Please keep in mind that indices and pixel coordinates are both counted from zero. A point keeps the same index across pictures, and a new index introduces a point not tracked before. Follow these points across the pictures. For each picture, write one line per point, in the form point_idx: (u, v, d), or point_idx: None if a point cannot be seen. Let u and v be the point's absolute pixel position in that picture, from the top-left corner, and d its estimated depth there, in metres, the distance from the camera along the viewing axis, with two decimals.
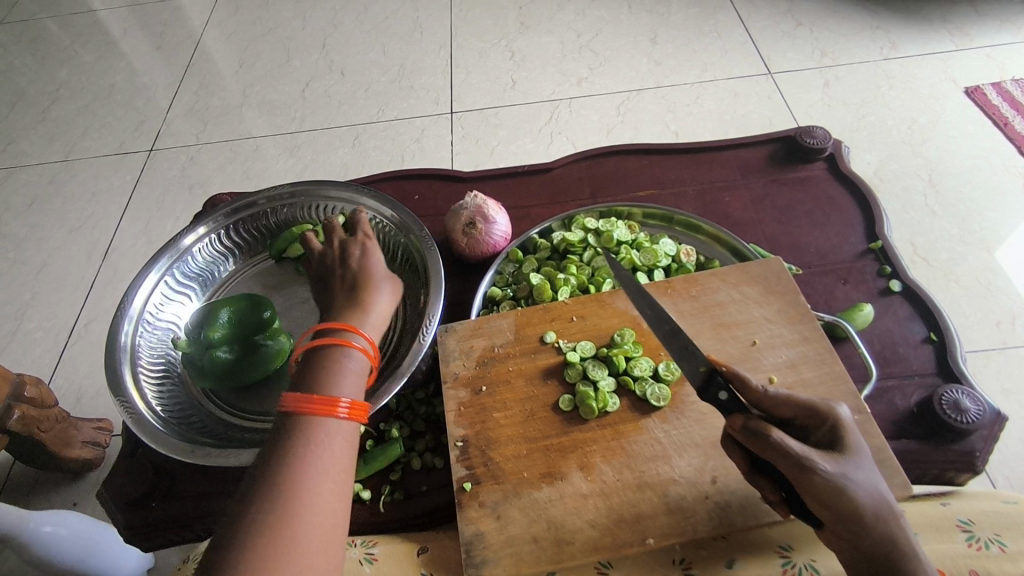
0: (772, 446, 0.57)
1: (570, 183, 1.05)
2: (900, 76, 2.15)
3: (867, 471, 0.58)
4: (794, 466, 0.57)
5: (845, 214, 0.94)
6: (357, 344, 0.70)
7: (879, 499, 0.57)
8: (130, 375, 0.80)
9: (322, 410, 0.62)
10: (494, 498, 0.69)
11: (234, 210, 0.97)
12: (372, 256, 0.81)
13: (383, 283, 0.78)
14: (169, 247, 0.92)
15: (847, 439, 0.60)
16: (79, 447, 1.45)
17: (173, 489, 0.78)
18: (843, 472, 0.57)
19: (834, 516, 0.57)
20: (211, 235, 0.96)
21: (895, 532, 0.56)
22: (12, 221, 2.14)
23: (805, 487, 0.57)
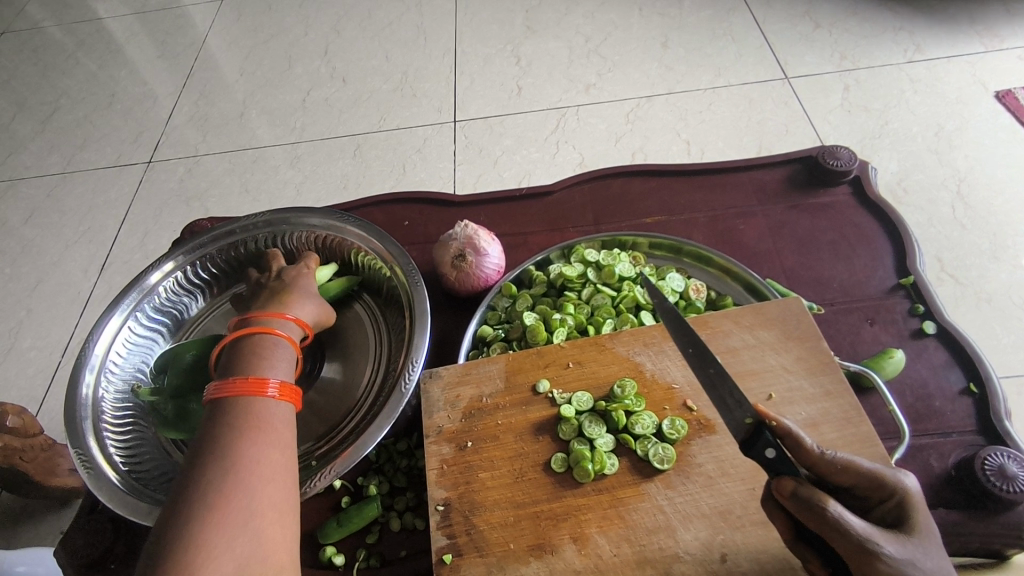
0: (827, 517, 0.51)
1: (571, 208, 0.97)
2: (924, 80, 2.04)
3: (937, 559, 0.51)
4: (851, 539, 0.50)
5: (872, 245, 0.85)
6: (281, 334, 0.69)
7: None
8: (92, 432, 0.75)
9: (251, 386, 0.60)
10: (476, 573, 0.61)
11: (204, 243, 0.92)
12: (306, 274, 0.83)
13: (310, 293, 0.80)
14: (133, 288, 0.86)
15: (912, 517, 0.54)
16: (64, 475, 1.41)
17: (135, 551, 0.73)
18: (910, 557, 0.50)
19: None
20: (178, 271, 0.90)
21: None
22: (11, 235, 2.11)
23: (864, 573, 0.50)
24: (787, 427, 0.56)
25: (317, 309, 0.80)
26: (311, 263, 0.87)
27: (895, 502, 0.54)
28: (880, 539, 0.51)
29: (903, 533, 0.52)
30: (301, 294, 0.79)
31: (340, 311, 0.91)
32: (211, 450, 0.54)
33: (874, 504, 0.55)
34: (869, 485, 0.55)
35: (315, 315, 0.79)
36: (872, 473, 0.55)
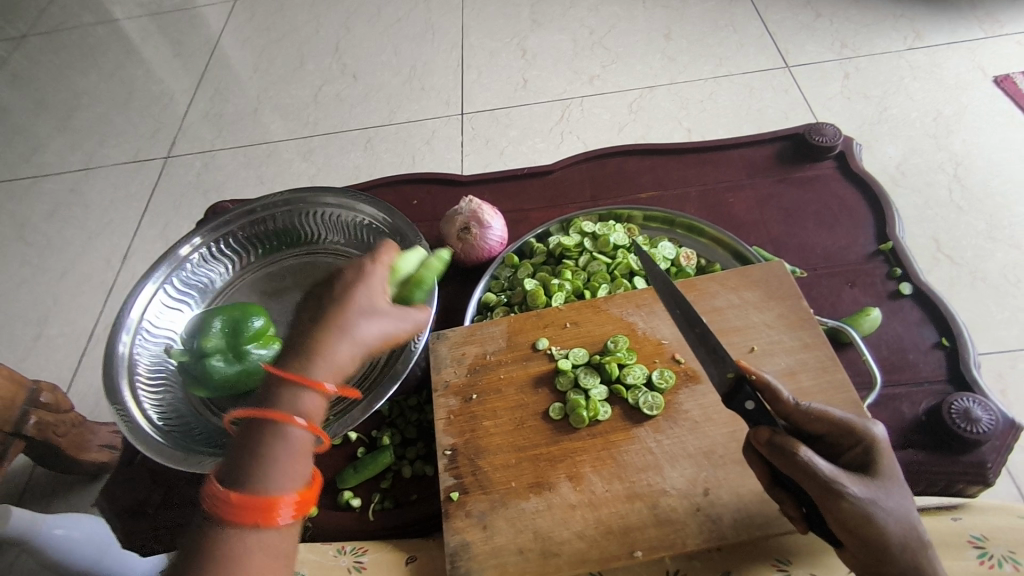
0: (800, 466, 0.55)
1: (571, 185, 1.03)
2: (924, 67, 2.07)
3: (899, 498, 0.56)
4: (822, 488, 0.55)
5: (855, 215, 0.90)
6: (300, 420, 0.55)
7: (910, 528, 0.55)
8: (127, 388, 0.81)
9: (254, 515, 0.50)
10: (481, 508, 0.68)
11: (230, 220, 0.98)
12: (366, 291, 0.62)
13: (362, 324, 0.61)
14: (165, 259, 0.93)
15: (880, 461, 0.58)
16: (95, 450, 1.49)
17: (169, 498, 0.79)
18: (873, 497, 0.55)
19: (863, 540, 0.55)
20: (207, 245, 0.97)
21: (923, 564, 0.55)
22: (36, 228, 2.20)
23: (830, 509, 0.55)
24: (766, 381, 0.61)
25: (381, 335, 0.62)
26: (381, 259, 0.65)
27: (864, 450, 0.58)
28: (847, 481, 0.55)
29: (869, 475, 0.57)
30: (356, 328, 0.60)
31: None
32: (197, 549, 0.50)
33: (845, 449, 0.59)
34: (841, 433, 0.59)
35: (372, 344, 0.61)
36: (842, 421, 0.58)
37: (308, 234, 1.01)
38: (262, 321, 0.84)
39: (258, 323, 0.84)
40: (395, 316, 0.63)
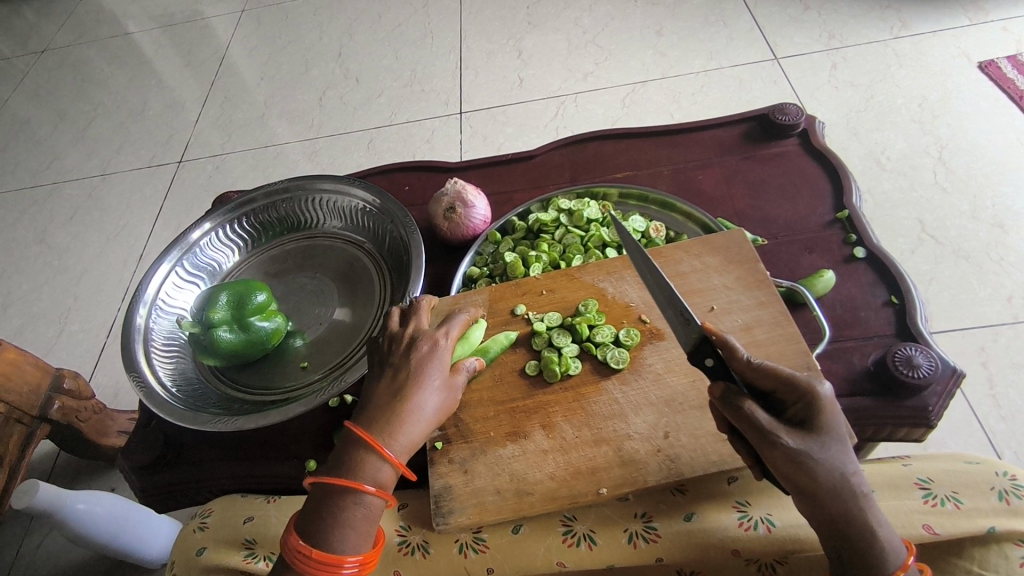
0: (740, 414, 0.60)
1: (552, 168, 1.10)
2: (910, 55, 2.12)
3: (835, 452, 0.59)
4: (759, 438, 0.59)
5: (815, 188, 0.96)
6: (372, 490, 0.63)
7: (843, 479, 0.58)
8: (143, 356, 0.90)
9: (328, 568, 0.60)
10: (462, 455, 0.74)
11: (238, 206, 1.06)
12: (436, 367, 0.71)
13: (429, 400, 0.69)
14: (178, 241, 1.01)
15: (823, 416, 0.60)
16: (114, 436, 1.58)
17: (179, 457, 0.87)
18: (807, 448, 0.58)
19: (798, 487, 0.59)
20: (216, 229, 1.05)
21: (854, 511, 0.58)
22: (57, 232, 2.31)
23: (768, 456, 0.60)
24: (722, 341, 0.64)
25: (441, 408, 0.70)
26: (450, 335, 0.74)
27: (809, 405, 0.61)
28: (782, 433, 0.58)
29: (807, 429, 0.59)
30: (424, 404, 0.69)
31: (350, 262, 1.04)
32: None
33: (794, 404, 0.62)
34: (788, 388, 0.62)
35: (433, 416, 0.70)
36: (788, 378, 0.61)
37: (309, 219, 1.09)
38: (263, 296, 0.91)
39: (261, 299, 0.91)
40: (455, 390, 0.72)
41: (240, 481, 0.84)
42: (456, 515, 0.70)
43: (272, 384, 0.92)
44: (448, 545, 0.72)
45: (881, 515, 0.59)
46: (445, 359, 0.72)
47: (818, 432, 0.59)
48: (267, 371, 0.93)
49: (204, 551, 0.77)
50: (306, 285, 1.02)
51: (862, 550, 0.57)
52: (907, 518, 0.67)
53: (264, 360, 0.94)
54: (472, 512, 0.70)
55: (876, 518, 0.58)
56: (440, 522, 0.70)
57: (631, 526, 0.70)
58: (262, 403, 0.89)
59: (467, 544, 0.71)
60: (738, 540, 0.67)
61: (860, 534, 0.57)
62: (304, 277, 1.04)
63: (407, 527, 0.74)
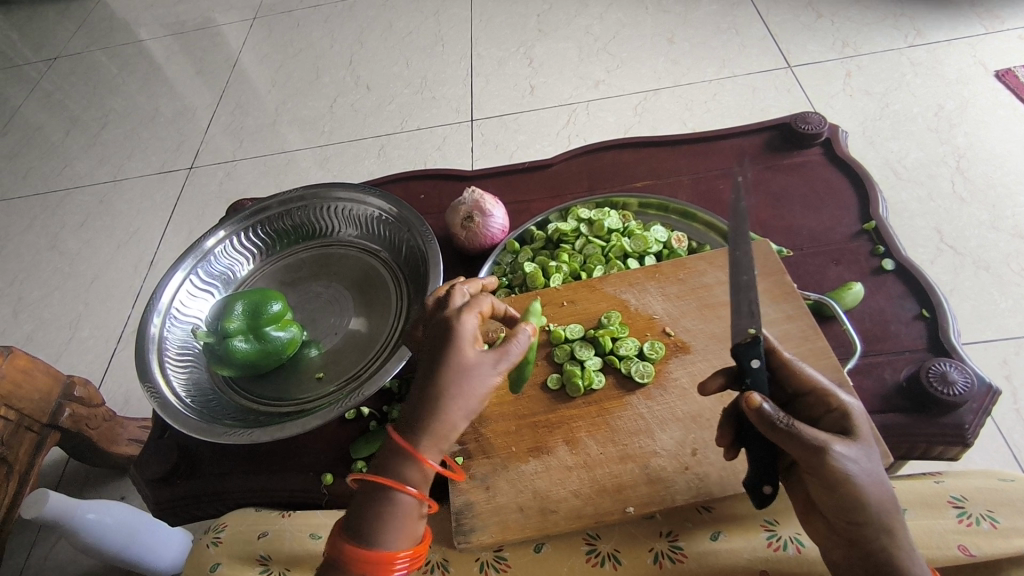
0: (790, 434, 0.55)
1: (569, 177, 1.08)
2: (925, 63, 2.10)
3: (875, 459, 0.58)
4: (806, 453, 0.56)
5: (840, 198, 0.94)
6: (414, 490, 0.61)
7: (884, 488, 0.57)
8: (157, 366, 0.89)
9: (379, 569, 0.59)
10: (483, 471, 0.72)
11: (252, 214, 1.05)
12: (470, 340, 0.64)
13: (476, 375, 0.63)
14: (192, 250, 1.00)
15: (857, 428, 0.59)
16: (125, 444, 1.58)
17: (195, 469, 0.85)
18: (855, 458, 0.56)
19: (837, 501, 0.57)
20: (230, 237, 1.04)
21: (893, 523, 0.57)
22: (68, 237, 2.32)
23: (815, 468, 0.56)
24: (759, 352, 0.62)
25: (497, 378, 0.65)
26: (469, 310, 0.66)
27: (841, 415, 0.59)
28: (835, 442, 0.56)
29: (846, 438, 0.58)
30: (474, 380, 0.63)
31: (366, 271, 1.03)
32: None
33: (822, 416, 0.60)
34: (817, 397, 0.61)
35: (466, 397, 0.62)
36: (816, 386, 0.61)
37: (326, 227, 1.07)
38: (279, 305, 0.90)
39: (276, 307, 0.89)
40: (509, 354, 0.65)
41: (257, 494, 0.83)
42: (478, 533, 0.68)
43: (287, 394, 0.91)
44: (468, 564, 0.70)
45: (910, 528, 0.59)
46: (464, 334, 0.64)
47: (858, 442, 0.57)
48: (281, 381, 0.92)
49: (218, 566, 0.75)
50: (321, 293, 1.01)
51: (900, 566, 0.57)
52: (941, 538, 0.64)
53: (279, 370, 0.93)
54: (495, 530, 0.68)
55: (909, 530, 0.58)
56: (460, 539, 0.68)
57: (656, 545, 0.68)
58: (278, 414, 0.89)
59: (488, 563, 0.70)
60: (769, 562, 0.65)
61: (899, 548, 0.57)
62: (318, 286, 1.02)
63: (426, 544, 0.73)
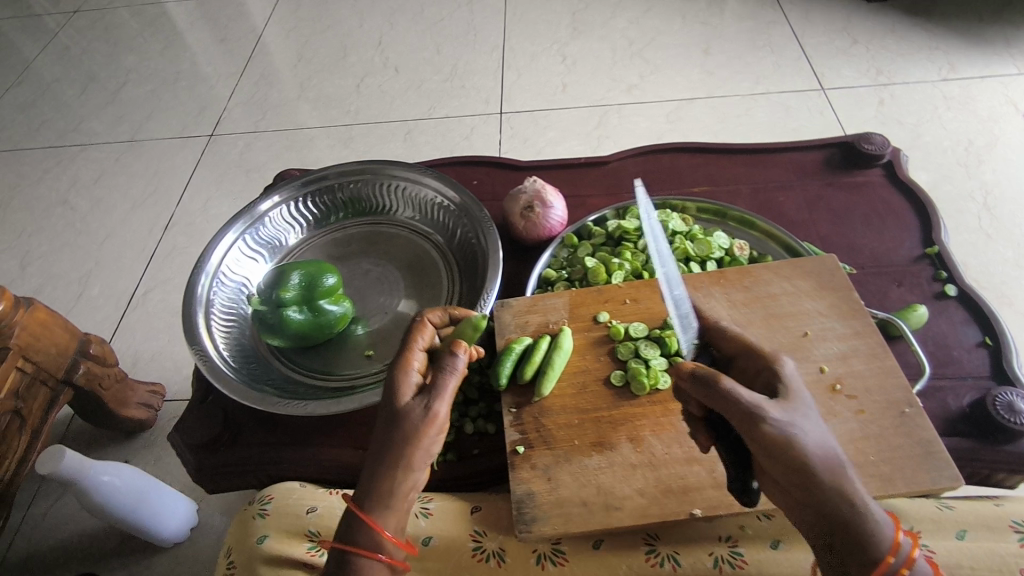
0: (715, 389, 0.58)
1: (626, 176, 1.08)
2: (957, 98, 2.12)
3: (814, 423, 0.58)
4: (733, 408, 0.57)
5: (902, 220, 0.94)
6: (382, 556, 0.67)
7: (827, 453, 0.57)
8: (204, 327, 0.88)
9: None
10: (545, 462, 0.72)
11: (310, 182, 1.02)
12: (404, 390, 0.71)
13: (410, 422, 0.69)
14: (247, 212, 0.98)
15: (790, 389, 0.61)
16: (134, 407, 1.56)
17: (239, 437, 0.84)
18: (790, 423, 0.57)
19: (784, 461, 0.56)
20: (284, 204, 1.02)
21: (838, 484, 0.56)
22: (80, 194, 2.28)
23: (753, 435, 0.57)
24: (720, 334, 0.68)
25: (438, 412, 0.70)
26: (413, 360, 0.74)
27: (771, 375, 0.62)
28: (767, 407, 0.57)
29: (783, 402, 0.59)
30: (411, 426, 0.69)
31: (416, 253, 1.01)
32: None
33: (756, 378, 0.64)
34: (753, 360, 0.65)
35: (404, 440, 0.68)
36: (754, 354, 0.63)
37: (382, 204, 1.05)
38: (334, 278, 0.88)
39: (331, 282, 0.88)
40: (447, 390, 0.71)
41: (303, 467, 0.82)
42: (541, 524, 0.68)
43: (333, 368, 0.90)
44: (526, 555, 0.70)
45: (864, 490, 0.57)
46: (402, 383, 0.71)
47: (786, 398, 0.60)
48: (328, 354, 0.91)
49: (266, 540, 0.75)
50: (371, 271, 1.00)
51: (853, 526, 0.55)
52: (1005, 562, 0.64)
53: (327, 344, 0.92)
54: (557, 522, 0.68)
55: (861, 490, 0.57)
56: (522, 529, 0.68)
57: (717, 550, 0.68)
58: (324, 388, 0.87)
59: (545, 556, 0.70)
60: None
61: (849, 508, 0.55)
62: (368, 263, 1.01)
63: (482, 532, 0.73)
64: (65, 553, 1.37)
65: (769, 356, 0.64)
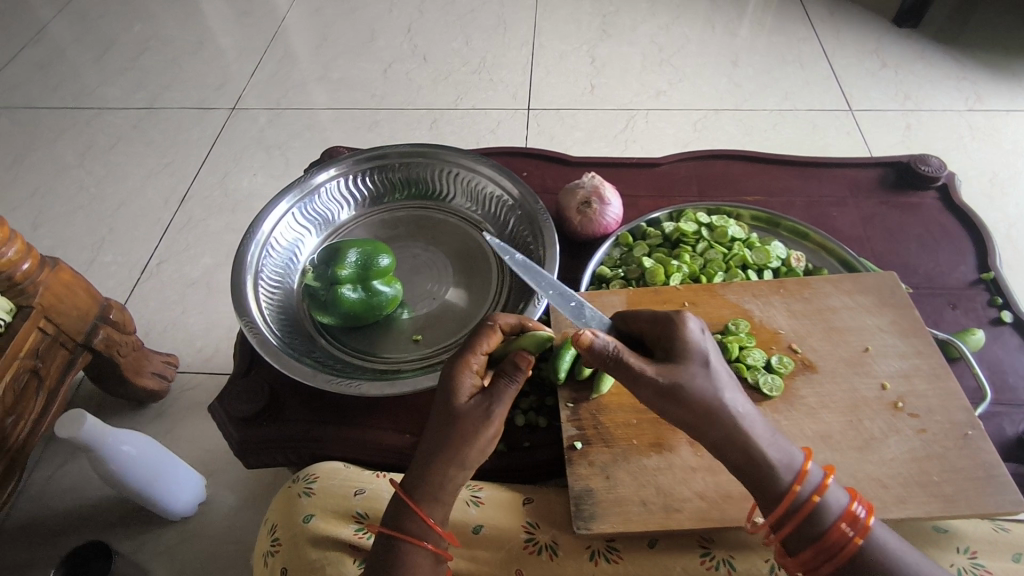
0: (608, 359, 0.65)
1: (677, 179, 1.07)
2: (984, 129, 2.14)
3: (700, 376, 0.63)
4: (626, 373, 0.65)
5: (957, 243, 0.95)
6: (428, 544, 0.67)
7: (715, 404, 0.62)
8: (251, 293, 0.86)
9: None
10: (603, 459, 0.72)
11: (368, 159, 1.01)
12: (462, 389, 0.69)
13: (469, 423, 0.68)
14: (303, 181, 0.97)
15: (682, 344, 0.65)
16: (148, 377, 1.52)
17: (282, 413, 0.83)
18: (672, 380, 0.63)
19: (680, 415, 0.63)
20: (340, 178, 1.00)
21: (732, 433, 0.62)
22: (96, 158, 2.24)
23: (643, 392, 0.65)
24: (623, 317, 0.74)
25: (497, 417, 0.68)
26: (472, 360, 0.71)
27: (669, 337, 0.66)
28: (646, 368, 0.64)
29: (671, 359, 0.65)
30: (469, 428, 0.67)
31: (465, 241, 1.00)
32: None
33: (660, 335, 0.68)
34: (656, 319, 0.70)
35: (460, 441, 0.67)
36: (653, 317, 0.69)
37: (437, 189, 1.03)
38: (388, 260, 0.88)
39: (385, 262, 0.87)
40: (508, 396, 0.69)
41: (347, 447, 0.81)
42: (599, 521, 0.68)
43: (378, 350, 0.88)
44: (579, 550, 0.70)
45: (765, 435, 0.62)
46: (462, 384, 0.69)
47: (677, 359, 0.64)
48: (373, 336, 0.90)
49: (312, 518, 0.74)
50: (419, 256, 0.99)
51: (750, 465, 0.61)
52: None
53: (372, 326, 0.90)
54: (616, 520, 0.68)
55: (758, 437, 0.61)
56: (580, 525, 0.68)
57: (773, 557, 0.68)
58: (368, 370, 0.86)
59: (599, 552, 0.70)
60: None
61: (745, 451, 0.61)
62: (416, 248, 1.00)
63: (535, 524, 0.73)
64: (67, 520, 1.33)
65: (672, 314, 0.69)
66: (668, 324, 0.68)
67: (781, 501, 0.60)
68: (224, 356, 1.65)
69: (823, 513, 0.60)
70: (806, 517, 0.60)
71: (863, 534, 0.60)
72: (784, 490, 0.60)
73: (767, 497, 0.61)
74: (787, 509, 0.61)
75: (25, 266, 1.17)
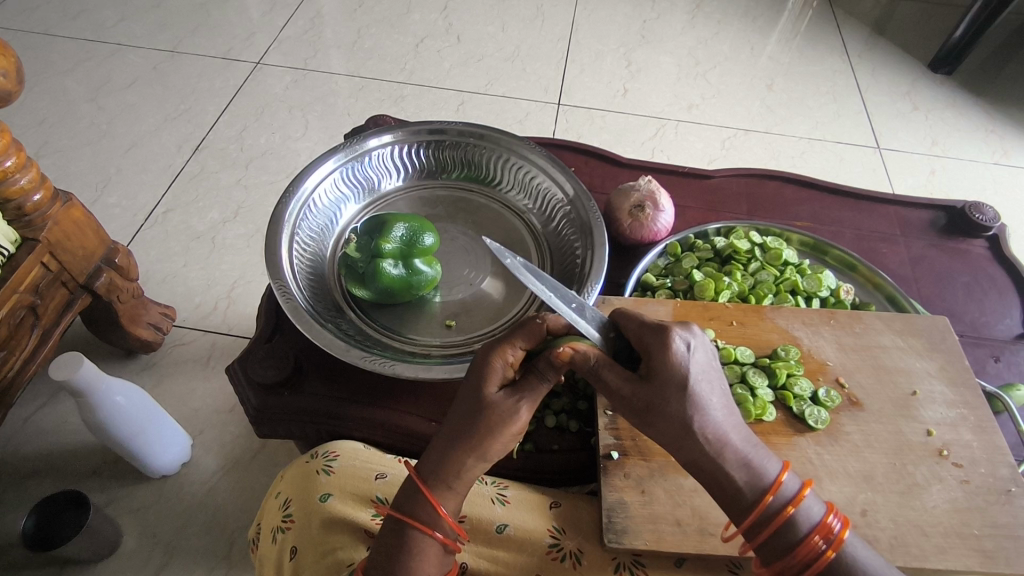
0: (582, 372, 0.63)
1: (727, 195, 1.04)
2: (1005, 184, 2.15)
3: (670, 400, 0.58)
4: (602, 385, 0.63)
5: (1002, 297, 0.94)
6: (438, 534, 0.64)
7: (683, 430, 0.58)
8: (285, 251, 0.82)
9: None
10: (639, 473, 0.69)
11: (422, 131, 0.97)
12: (494, 378, 0.64)
13: (494, 415, 0.62)
14: (355, 143, 0.93)
15: (659, 365, 0.59)
16: (144, 327, 1.44)
17: (303, 384, 0.80)
18: (641, 401, 0.60)
19: (651, 430, 0.61)
20: (392, 146, 0.96)
21: (701, 456, 0.59)
22: (109, 94, 2.15)
23: (617, 403, 0.63)
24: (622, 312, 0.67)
25: (525, 413, 0.63)
26: (507, 351, 0.64)
27: (651, 353, 0.61)
28: (618, 387, 0.61)
29: (645, 379, 0.60)
30: (494, 420, 0.62)
31: (508, 230, 0.96)
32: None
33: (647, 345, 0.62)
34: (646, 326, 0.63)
35: (482, 432, 0.62)
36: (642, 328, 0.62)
37: (486, 173, 0.99)
38: (432, 240, 0.86)
39: (429, 242, 0.85)
40: (537, 394, 0.64)
41: (369, 426, 0.78)
42: (631, 536, 0.65)
43: (408, 331, 0.85)
44: (604, 562, 0.68)
45: (735, 462, 0.58)
46: (494, 373, 0.64)
47: (655, 379, 0.59)
48: (405, 315, 0.86)
49: (329, 498, 0.71)
50: (458, 238, 0.95)
51: (717, 488, 0.59)
52: None
53: (405, 304, 0.87)
54: (648, 538, 0.65)
55: (726, 460, 0.58)
56: (611, 539, 0.65)
57: None
58: (399, 351, 0.82)
59: (624, 566, 0.67)
60: None
61: (711, 473, 0.59)
62: (457, 230, 0.96)
63: (561, 530, 0.70)
64: (43, 464, 1.27)
65: (661, 325, 0.61)
66: (653, 338, 0.61)
67: (749, 514, 0.58)
68: (223, 316, 1.60)
69: (794, 526, 0.58)
70: (774, 531, 0.58)
71: (836, 548, 0.57)
72: (749, 507, 0.58)
73: (735, 510, 0.59)
74: (756, 521, 0.58)
75: (36, 197, 1.08)
